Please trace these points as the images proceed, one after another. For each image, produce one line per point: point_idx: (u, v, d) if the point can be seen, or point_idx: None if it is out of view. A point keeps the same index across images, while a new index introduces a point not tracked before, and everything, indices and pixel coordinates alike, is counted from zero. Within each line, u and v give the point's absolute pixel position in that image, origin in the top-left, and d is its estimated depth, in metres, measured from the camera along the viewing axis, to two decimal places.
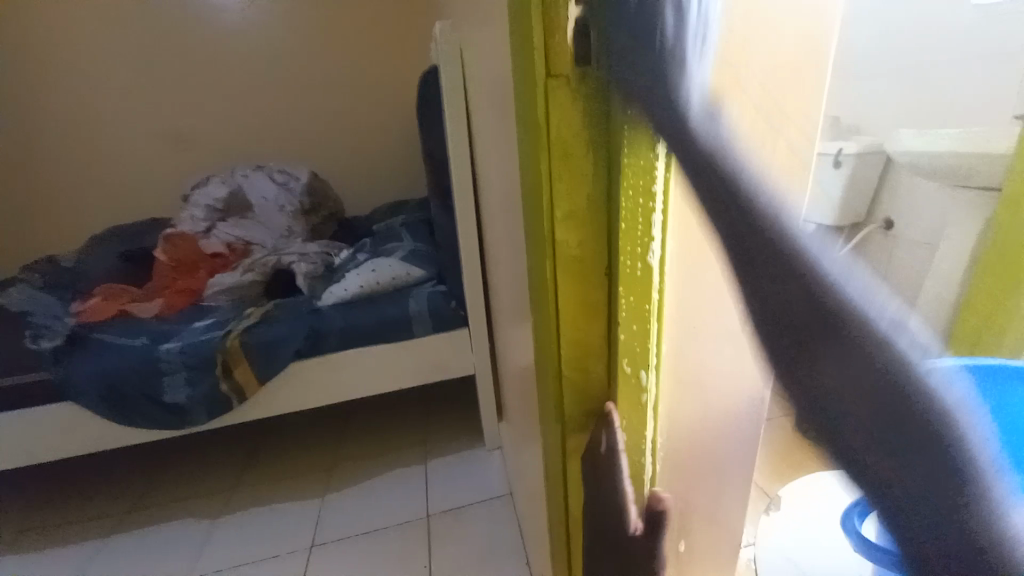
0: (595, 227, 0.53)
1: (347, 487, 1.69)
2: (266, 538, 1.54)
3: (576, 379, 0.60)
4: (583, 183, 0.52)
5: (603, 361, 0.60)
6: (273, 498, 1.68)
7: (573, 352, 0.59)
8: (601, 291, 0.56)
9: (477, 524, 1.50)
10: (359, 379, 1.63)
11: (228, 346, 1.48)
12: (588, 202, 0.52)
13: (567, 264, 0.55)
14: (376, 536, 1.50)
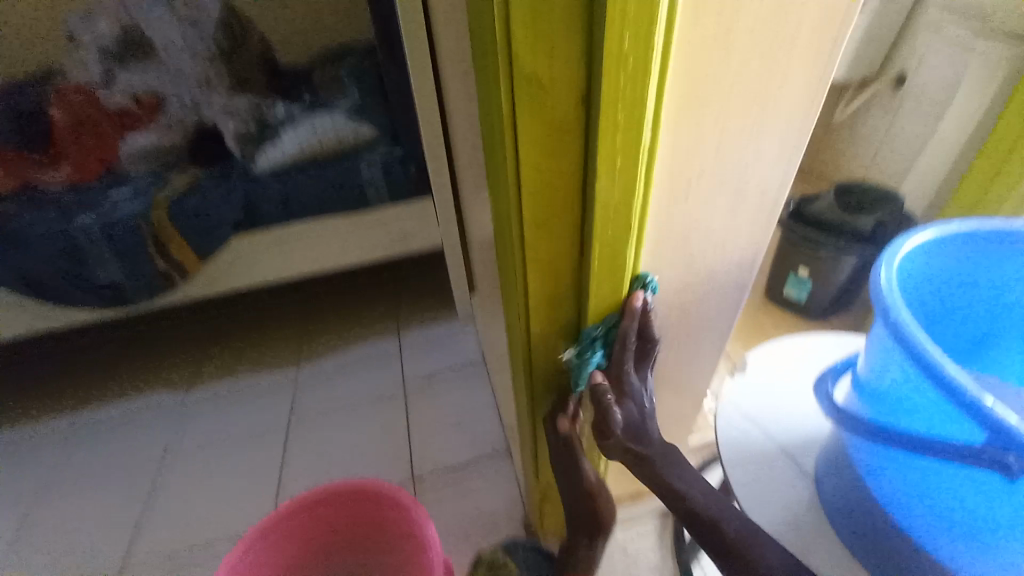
0: (568, 202, 0.49)
1: (320, 361, 1.69)
2: (245, 408, 1.57)
3: (545, 274, 0.56)
4: (557, 152, 0.45)
5: (574, 262, 0.56)
6: (246, 371, 1.69)
7: (542, 307, 0.58)
8: (573, 251, 0.54)
9: (451, 390, 1.55)
10: (315, 252, 1.54)
11: (156, 220, 1.34)
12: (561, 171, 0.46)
13: (537, 230, 0.51)
14: (354, 403, 1.55)
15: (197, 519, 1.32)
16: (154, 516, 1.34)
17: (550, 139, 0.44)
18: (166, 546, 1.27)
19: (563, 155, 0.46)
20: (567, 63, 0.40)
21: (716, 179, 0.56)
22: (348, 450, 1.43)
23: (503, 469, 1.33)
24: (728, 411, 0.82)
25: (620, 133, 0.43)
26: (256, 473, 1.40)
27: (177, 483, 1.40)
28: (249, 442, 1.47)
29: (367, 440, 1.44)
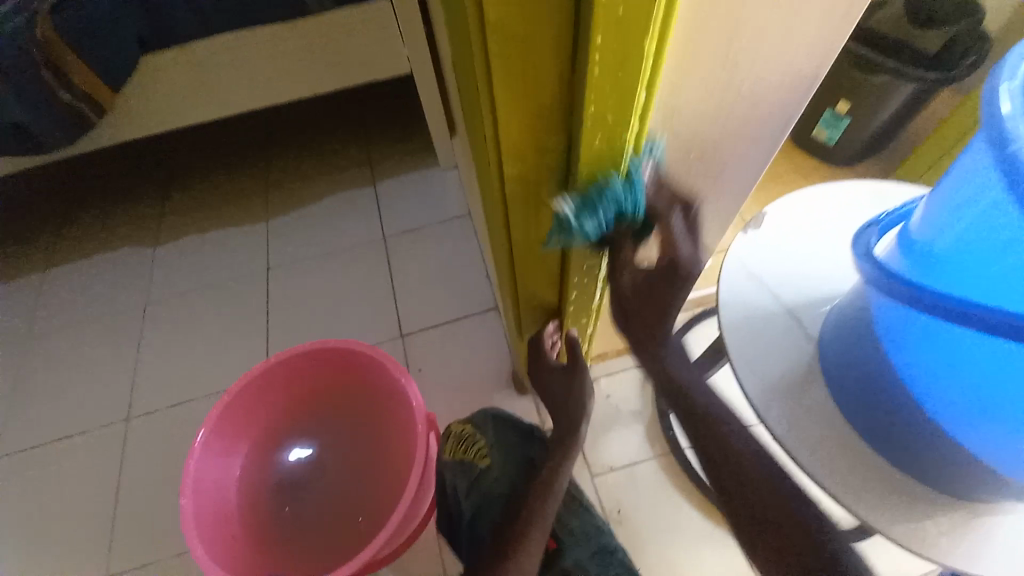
0: (549, 191, 0.47)
1: (291, 213, 1.56)
2: (220, 263, 1.50)
3: (527, 264, 0.61)
4: (541, 150, 0.43)
5: (553, 261, 0.60)
6: (214, 225, 1.56)
7: (524, 261, 0.60)
8: (557, 225, 0.53)
9: (435, 243, 1.46)
10: (255, 78, 1.27)
11: (41, 33, 1.03)
12: (544, 163, 0.44)
13: (518, 207, 0.50)
14: (333, 257, 1.47)
15: (190, 368, 1.34)
16: (147, 365, 1.35)
17: (534, 181, 0.46)
18: (164, 391, 1.31)
19: (548, 194, 0.47)
20: (554, 115, 0.39)
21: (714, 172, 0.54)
22: (331, 304, 1.39)
23: (491, 323, 1.31)
24: (732, 280, 0.73)
25: (608, 169, 0.43)
26: (242, 326, 1.39)
27: (164, 336, 1.39)
28: (230, 296, 1.44)
29: (351, 295, 1.40)
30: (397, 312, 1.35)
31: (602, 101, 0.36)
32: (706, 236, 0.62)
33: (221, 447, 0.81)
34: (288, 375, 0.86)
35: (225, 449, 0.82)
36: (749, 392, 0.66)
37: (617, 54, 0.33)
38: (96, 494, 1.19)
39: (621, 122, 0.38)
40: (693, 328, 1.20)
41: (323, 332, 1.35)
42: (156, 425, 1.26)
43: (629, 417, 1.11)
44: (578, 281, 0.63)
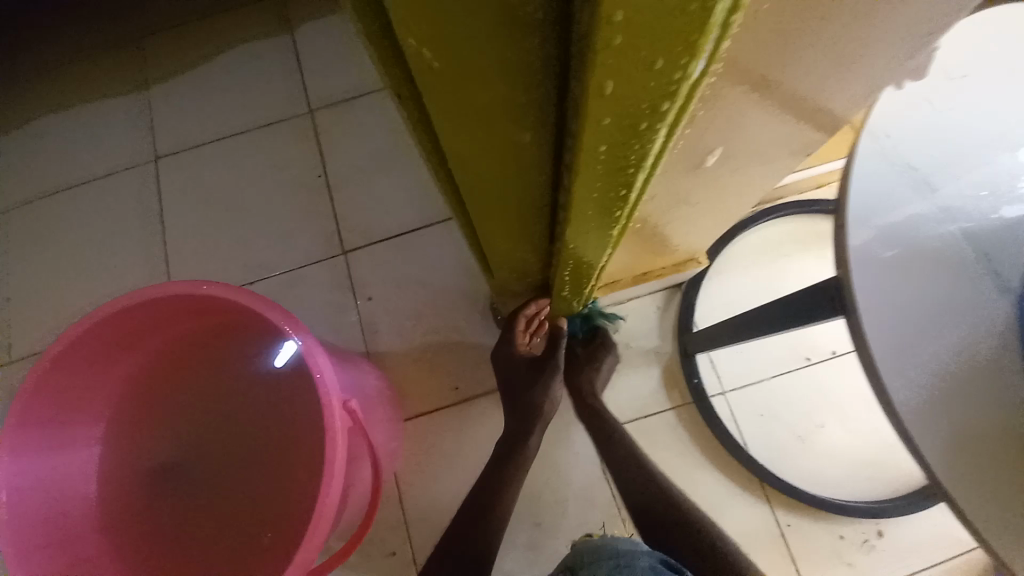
0: (532, 218, 0.37)
1: (176, 75, 1.10)
2: (88, 154, 1.08)
3: (505, 268, 0.51)
4: (517, 127, 0.24)
5: (536, 265, 0.51)
6: (73, 100, 1.11)
7: (496, 246, 0.43)
8: (542, 213, 0.36)
9: (382, 116, 1.05)
10: None
11: None
12: (514, 146, 0.25)
13: (477, 194, 0.32)
14: (243, 143, 1.05)
15: (71, 296, 1.02)
16: (12, 294, 1.02)
17: (513, 214, 0.35)
18: (44, 329, 1.00)
19: (531, 219, 0.37)
20: (535, 166, 0.28)
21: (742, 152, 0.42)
22: (248, 209, 1.02)
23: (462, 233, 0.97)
24: (866, 186, 0.41)
25: (601, 209, 0.34)
26: (131, 241, 1.03)
27: (28, 257, 1.04)
28: (107, 198, 1.05)
29: (273, 196, 1.02)
30: (336, 220, 1.00)
31: (603, 137, 0.24)
32: (734, 178, 0.47)
33: (54, 440, 0.57)
34: (137, 332, 0.60)
35: (64, 442, 0.58)
36: (892, 391, 0.38)
37: (628, 118, 0.22)
38: None
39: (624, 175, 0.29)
40: (732, 241, 0.89)
41: (240, 249, 1.00)
42: None
43: (640, 356, 0.86)
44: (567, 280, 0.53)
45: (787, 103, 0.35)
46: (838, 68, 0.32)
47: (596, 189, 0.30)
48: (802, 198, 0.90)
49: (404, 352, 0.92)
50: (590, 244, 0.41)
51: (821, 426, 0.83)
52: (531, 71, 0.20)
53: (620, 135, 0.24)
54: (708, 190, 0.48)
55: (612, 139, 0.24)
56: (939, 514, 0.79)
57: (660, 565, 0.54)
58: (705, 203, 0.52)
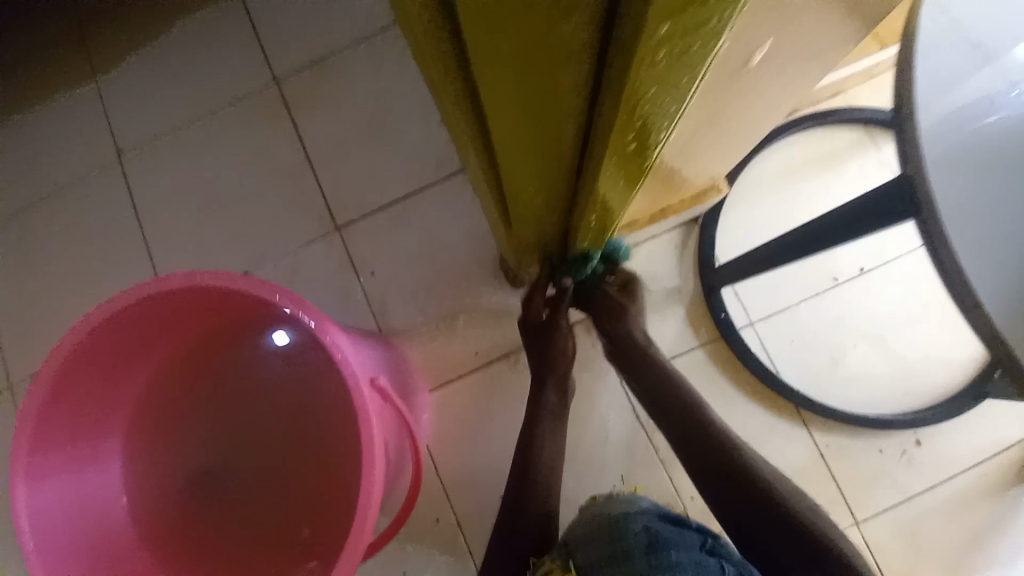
0: (563, 154, 0.33)
1: (122, 58, 1.00)
2: (46, 157, 0.99)
3: (526, 220, 0.46)
4: (567, 29, 0.20)
5: (559, 213, 0.46)
6: (22, 101, 1.01)
7: (516, 191, 0.38)
8: (572, 143, 0.31)
9: (354, 73, 0.96)
10: None
11: None
12: (556, 44, 0.21)
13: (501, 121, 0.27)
14: (209, 123, 0.97)
15: (57, 311, 0.96)
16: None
17: (544, 149, 0.31)
18: (37, 349, 0.95)
19: (565, 156, 0.33)
20: (575, 81, 0.24)
21: (779, 62, 0.37)
22: (229, 196, 0.95)
23: (460, 192, 0.91)
24: (930, 73, 0.37)
25: (645, 128, 0.30)
26: (112, 245, 0.96)
27: (7, 276, 0.98)
28: (74, 204, 0.98)
29: (252, 178, 0.95)
30: (324, 195, 0.93)
31: (667, 31, 0.20)
32: (769, 88, 0.42)
33: (75, 460, 0.54)
34: (138, 335, 0.56)
35: (87, 460, 0.55)
36: (977, 294, 0.35)
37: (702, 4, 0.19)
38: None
39: (678, 77, 0.25)
40: (747, 165, 0.84)
41: (227, 239, 0.94)
42: None
43: (663, 297, 0.83)
44: (591, 224, 0.49)
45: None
46: None
47: (642, 105, 0.26)
48: (818, 109, 0.84)
49: (418, 324, 0.89)
50: (623, 176, 0.38)
51: (853, 345, 0.81)
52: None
53: (683, 29, 0.20)
54: (741, 107, 0.43)
55: (677, 31, 0.20)
56: (974, 418, 0.79)
57: (656, 524, 0.53)
58: (732, 125, 0.47)
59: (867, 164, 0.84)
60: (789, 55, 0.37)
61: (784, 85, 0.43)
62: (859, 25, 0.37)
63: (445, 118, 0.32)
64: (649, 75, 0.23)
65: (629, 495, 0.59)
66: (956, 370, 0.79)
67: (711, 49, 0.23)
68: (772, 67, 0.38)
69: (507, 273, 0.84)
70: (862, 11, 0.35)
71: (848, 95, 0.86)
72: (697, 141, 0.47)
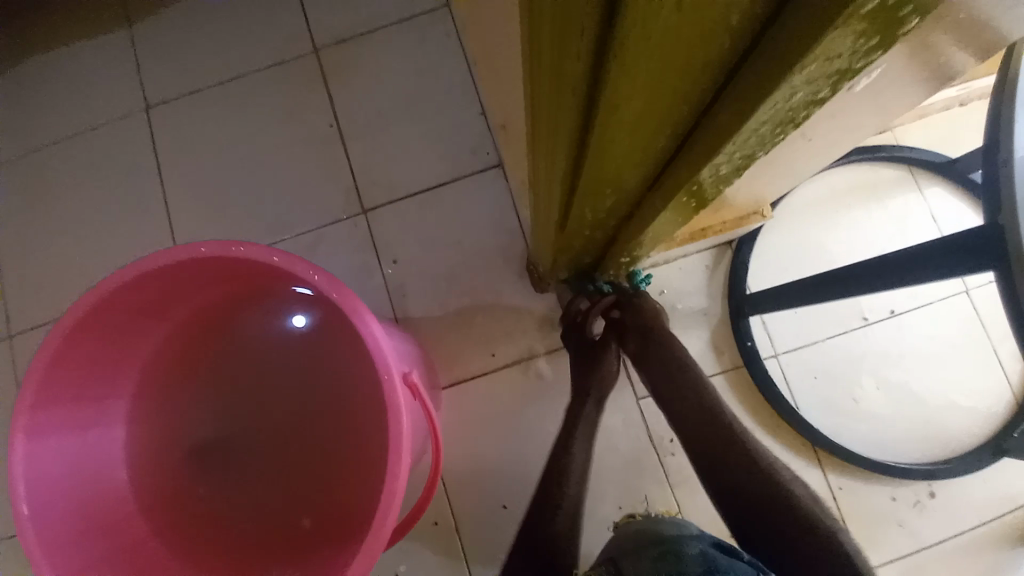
0: (648, 164, 0.31)
1: (161, 11, 0.97)
2: (72, 103, 0.97)
3: (580, 226, 0.44)
4: (723, 28, 0.18)
5: (614, 223, 0.44)
6: (54, 43, 0.99)
7: (585, 196, 0.36)
8: (663, 153, 0.30)
9: (396, 53, 0.93)
10: None
11: None
12: (711, 34, 0.19)
13: (607, 119, 0.25)
14: (243, 88, 0.95)
15: (68, 262, 0.93)
16: (8, 264, 0.94)
17: (634, 156, 0.29)
18: (42, 300, 0.92)
19: (650, 164, 0.31)
20: (699, 88, 0.23)
21: (874, 95, 0.36)
22: (255, 165, 0.93)
23: (492, 187, 0.89)
24: None
25: (748, 147, 0.28)
26: (130, 201, 0.94)
27: (18, 222, 0.95)
28: (96, 154, 0.95)
29: (281, 148, 0.93)
30: (354, 174, 0.91)
31: (825, 45, 0.18)
32: (852, 120, 0.41)
33: (80, 419, 0.52)
34: (158, 298, 0.53)
35: (93, 420, 0.53)
36: None
37: (872, 16, 0.17)
38: None
39: (805, 95, 0.23)
40: (787, 194, 0.82)
41: (250, 207, 0.92)
42: None
43: (688, 318, 0.81)
44: (644, 239, 0.47)
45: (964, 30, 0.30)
46: None
47: (759, 124, 0.25)
48: (866, 143, 0.83)
49: (436, 317, 0.87)
50: (699, 195, 0.36)
51: (875, 387, 0.79)
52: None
53: (839, 45, 0.19)
54: (819, 136, 0.41)
55: (832, 48, 0.19)
56: (990, 474, 0.78)
57: (712, 550, 0.52)
58: (801, 153, 0.46)
59: (908, 205, 0.82)
60: (886, 89, 0.36)
61: (865, 118, 0.42)
62: (959, 64, 0.36)
63: (530, 108, 0.30)
64: (785, 90, 0.22)
65: (681, 523, 0.60)
66: (976, 422, 0.78)
67: (847, 70, 0.22)
68: (867, 98, 0.37)
69: (533, 274, 0.82)
70: (969, 51, 0.34)
71: (897, 133, 0.84)
72: (768, 164, 0.45)
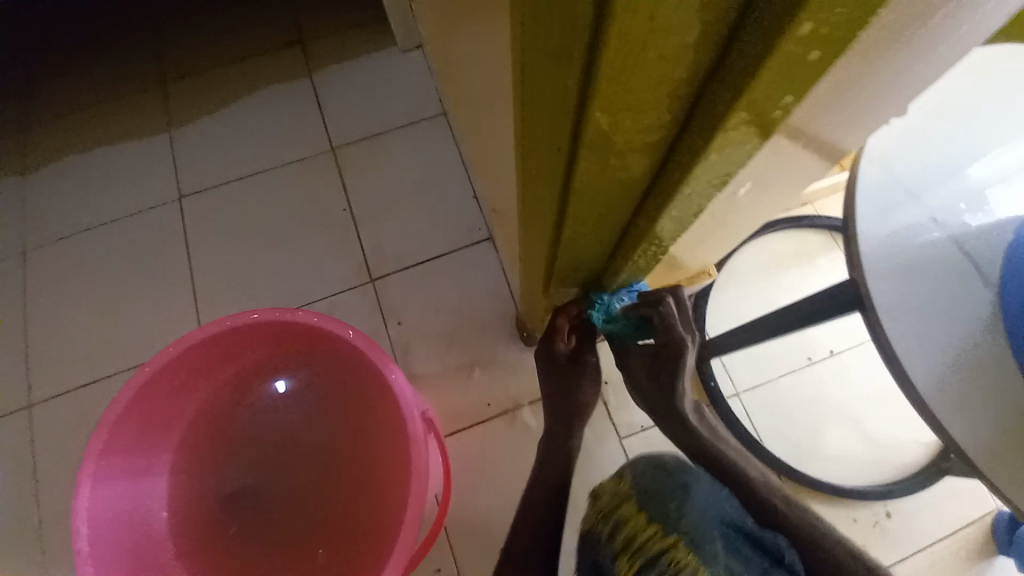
0: (606, 240, 0.44)
1: (199, 116, 1.15)
2: (114, 193, 1.11)
3: (560, 286, 0.57)
4: (627, 169, 0.31)
5: (588, 282, 0.57)
6: (102, 142, 1.14)
7: (563, 265, 0.49)
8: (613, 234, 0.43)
9: (404, 148, 1.11)
10: None
11: None
12: (625, 170, 0.32)
13: (593, 166, 0.30)
14: (268, 178, 1.10)
15: (98, 333, 1.03)
16: (43, 336, 1.03)
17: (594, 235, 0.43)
18: (70, 369, 1.01)
19: (607, 239, 0.44)
20: (626, 198, 0.36)
21: (761, 195, 0.51)
22: (275, 242, 1.06)
23: (486, 258, 1.03)
24: (872, 209, 0.50)
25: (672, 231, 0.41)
26: (160, 276, 1.05)
27: (55, 298, 1.05)
28: (132, 236, 1.08)
29: (300, 228, 1.07)
30: (364, 248, 1.05)
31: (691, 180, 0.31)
32: (757, 208, 0.56)
33: (134, 466, 0.60)
34: (206, 360, 0.62)
35: (143, 469, 0.61)
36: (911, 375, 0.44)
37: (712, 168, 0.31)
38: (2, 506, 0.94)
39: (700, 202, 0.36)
40: (733, 257, 0.98)
41: (269, 280, 1.04)
42: (67, 413, 0.98)
43: None
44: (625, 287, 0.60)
45: (799, 157, 0.46)
46: (842, 123, 0.42)
47: (672, 219, 0.38)
48: (791, 214, 1.01)
49: (437, 373, 0.96)
50: (648, 260, 0.49)
51: (826, 419, 0.91)
52: (731, 0, 0.19)
53: (702, 182, 0.32)
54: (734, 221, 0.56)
55: (697, 183, 0.32)
56: (939, 494, 0.87)
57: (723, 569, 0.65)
58: (726, 232, 0.61)
59: (833, 263, 0.99)
60: (767, 191, 0.51)
61: (765, 207, 0.57)
62: (818, 170, 0.52)
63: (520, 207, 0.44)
64: (680, 202, 0.34)
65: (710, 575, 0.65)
66: (914, 447, 0.89)
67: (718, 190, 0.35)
68: (762, 194, 0.52)
69: (523, 331, 0.94)
70: (817, 164, 0.50)
71: (817, 206, 1.03)
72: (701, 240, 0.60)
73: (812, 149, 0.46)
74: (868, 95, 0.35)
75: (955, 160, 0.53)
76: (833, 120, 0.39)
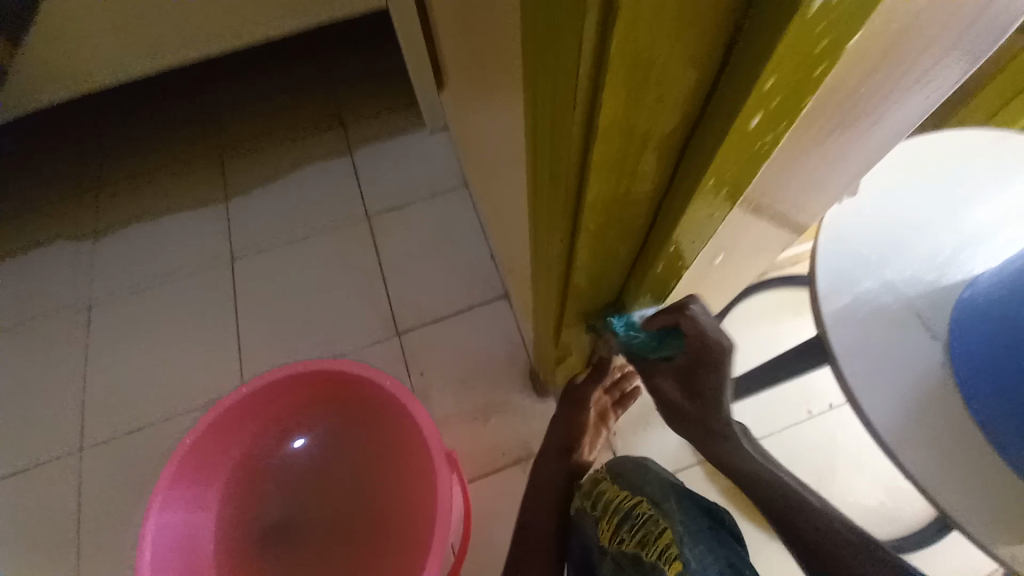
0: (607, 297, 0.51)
1: (253, 188, 1.32)
2: (174, 253, 1.26)
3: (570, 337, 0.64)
4: (618, 237, 0.39)
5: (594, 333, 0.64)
6: (168, 210, 1.31)
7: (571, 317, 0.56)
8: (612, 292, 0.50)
9: (430, 215, 1.25)
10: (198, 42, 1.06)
11: None
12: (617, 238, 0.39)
13: (602, 181, 0.31)
14: (308, 241, 1.25)
15: (148, 379, 1.14)
16: (99, 381, 1.14)
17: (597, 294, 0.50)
18: (120, 413, 1.11)
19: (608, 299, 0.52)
20: (619, 262, 0.44)
21: (737, 262, 0.61)
22: (312, 297, 1.18)
23: (501, 313, 1.13)
24: (833, 279, 0.58)
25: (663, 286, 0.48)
26: (207, 327, 1.17)
27: (113, 346, 1.17)
28: (186, 292, 1.22)
29: (334, 285, 1.19)
30: (391, 303, 1.16)
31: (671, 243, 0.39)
32: (736, 272, 0.65)
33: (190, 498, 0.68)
34: (257, 404, 0.71)
35: (196, 502, 0.69)
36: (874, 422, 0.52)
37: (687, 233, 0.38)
38: (46, 543, 1.01)
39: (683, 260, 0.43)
40: (730, 313, 1.06)
41: (304, 331, 1.15)
42: (113, 454, 1.07)
43: None
44: None
45: (765, 231, 0.56)
46: (797, 205, 0.51)
47: (662, 275, 0.45)
48: (783, 273, 1.10)
49: (455, 420, 1.03)
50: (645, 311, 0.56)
51: (830, 470, 0.94)
52: (682, 116, 0.27)
53: (681, 244, 0.39)
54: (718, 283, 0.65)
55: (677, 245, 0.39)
56: (948, 550, 0.88)
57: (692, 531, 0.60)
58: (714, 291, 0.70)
59: None
60: (742, 258, 0.60)
61: (744, 271, 0.67)
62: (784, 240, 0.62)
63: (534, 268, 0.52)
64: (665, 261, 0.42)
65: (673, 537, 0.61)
66: (917, 499, 0.92)
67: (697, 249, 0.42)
68: (738, 261, 0.62)
69: (535, 381, 1.01)
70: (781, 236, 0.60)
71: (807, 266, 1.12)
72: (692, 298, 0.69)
73: (774, 225, 0.55)
74: (808, 170, 0.42)
75: (911, 226, 0.60)
76: (784, 196, 0.47)
